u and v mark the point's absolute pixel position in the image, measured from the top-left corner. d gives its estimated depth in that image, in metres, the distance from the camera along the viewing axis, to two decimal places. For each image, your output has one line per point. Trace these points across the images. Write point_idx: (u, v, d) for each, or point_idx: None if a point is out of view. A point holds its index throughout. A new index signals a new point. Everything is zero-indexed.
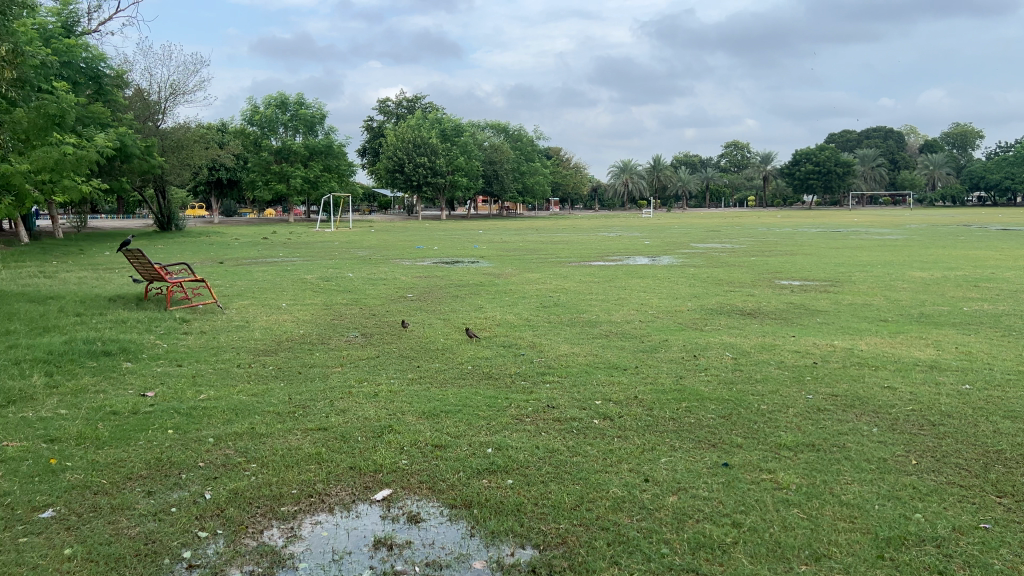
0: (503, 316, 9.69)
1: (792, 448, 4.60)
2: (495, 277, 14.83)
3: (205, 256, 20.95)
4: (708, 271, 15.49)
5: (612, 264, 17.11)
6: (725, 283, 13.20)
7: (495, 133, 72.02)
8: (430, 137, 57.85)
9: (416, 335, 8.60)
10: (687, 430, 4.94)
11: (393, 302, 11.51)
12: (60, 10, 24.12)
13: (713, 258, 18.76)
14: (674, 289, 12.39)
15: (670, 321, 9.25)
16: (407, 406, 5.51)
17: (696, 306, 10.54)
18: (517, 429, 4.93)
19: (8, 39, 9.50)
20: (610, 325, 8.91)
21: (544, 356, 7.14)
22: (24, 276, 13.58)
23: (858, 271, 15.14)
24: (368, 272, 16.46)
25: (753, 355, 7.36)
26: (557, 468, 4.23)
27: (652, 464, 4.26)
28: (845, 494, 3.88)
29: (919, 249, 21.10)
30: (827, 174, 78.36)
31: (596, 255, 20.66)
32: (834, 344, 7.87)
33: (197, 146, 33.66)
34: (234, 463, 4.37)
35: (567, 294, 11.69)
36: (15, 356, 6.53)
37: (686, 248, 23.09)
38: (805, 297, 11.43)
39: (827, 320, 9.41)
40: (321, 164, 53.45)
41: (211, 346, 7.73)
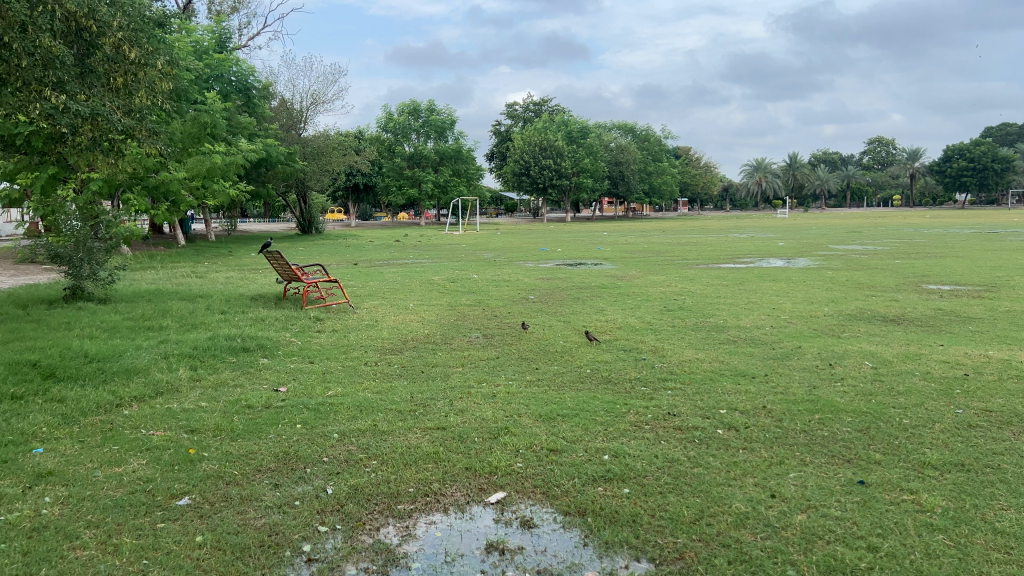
0: (625, 319, 9.53)
1: (938, 467, 4.23)
2: (620, 279, 14.64)
3: (341, 257, 21.87)
4: (847, 274, 14.66)
5: (743, 267, 16.50)
6: (865, 287, 12.43)
7: (622, 135, 71.38)
8: (558, 140, 57.99)
9: (537, 336, 8.59)
10: (818, 444, 4.65)
11: (516, 304, 11.57)
12: (214, 27, 25.90)
13: (852, 261, 17.76)
14: (809, 293, 11.79)
15: (803, 327, 8.79)
16: (524, 408, 5.49)
17: (832, 311, 9.97)
18: (635, 436, 4.80)
19: (167, 56, 10.28)
20: (737, 330, 8.57)
21: (667, 361, 6.94)
22: (179, 275, 14.64)
23: (1018, 275, 13.88)
24: (493, 274, 16.65)
25: (895, 364, 6.86)
26: (677, 479, 4.07)
27: (778, 480, 4.02)
28: (999, 522, 3.51)
29: None
30: (983, 171, 72.62)
31: (726, 256, 20.02)
32: (988, 355, 7.22)
33: (335, 153, 35.29)
34: (355, 459, 4.49)
35: (693, 297, 11.37)
36: (164, 350, 7.01)
37: (823, 250, 21.95)
38: (955, 303, 10.59)
39: (979, 328, 8.67)
40: (451, 169, 54.74)
41: (341, 344, 8.02)
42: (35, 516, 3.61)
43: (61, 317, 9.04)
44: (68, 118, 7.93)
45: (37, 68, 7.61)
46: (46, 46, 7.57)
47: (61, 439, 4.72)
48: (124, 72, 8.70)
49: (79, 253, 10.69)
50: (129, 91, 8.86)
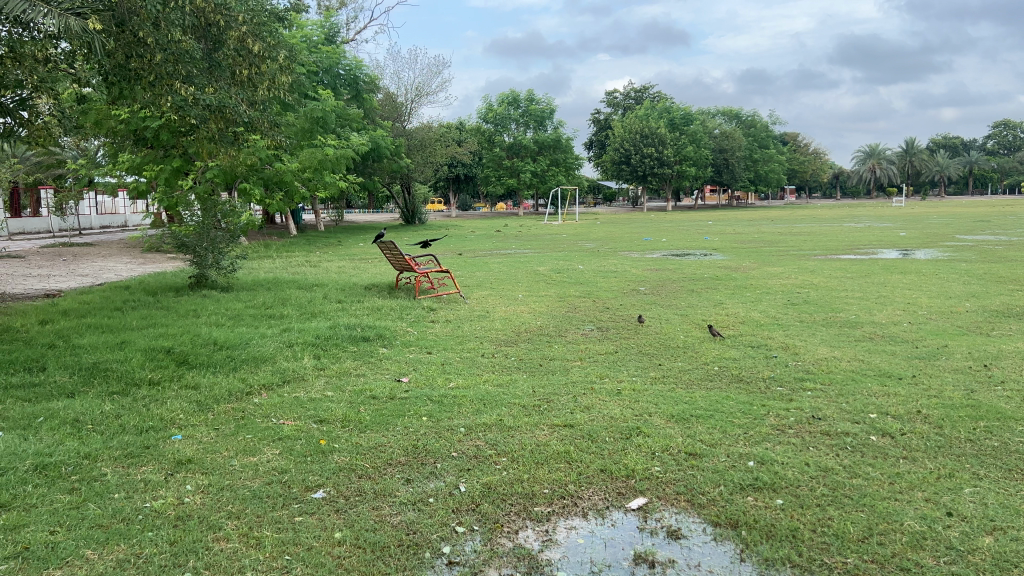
0: (747, 314, 9.06)
1: None
2: (733, 270, 14.08)
3: (446, 248, 22.02)
4: (985, 266, 13.58)
5: (865, 258, 15.54)
6: (1008, 281, 11.44)
7: (725, 121, 69.32)
8: (659, 127, 56.69)
9: (654, 330, 8.29)
10: (990, 455, 4.19)
11: (628, 296, 11.23)
12: (324, 22, 26.58)
13: (985, 251, 16.49)
14: (945, 287, 10.96)
15: (945, 324, 8.11)
16: (654, 407, 5.23)
17: (976, 306, 9.20)
18: (780, 440, 4.48)
19: (286, 47, 10.49)
20: (872, 327, 7.98)
21: (801, 359, 6.51)
22: (294, 264, 15.03)
23: None
24: (599, 265, 16.34)
25: None
26: (835, 491, 3.74)
27: (953, 495, 3.62)
28: None
29: None
30: None
31: (845, 247, 19.05)
32: None
33: (438, 144, 35.71)
34: (484, 455, 4.35)
35: (816, 290, 10.74)
36: (288, 338, 7.12)
37: (951, 240, 20.48)
38: None
39: None
40: (550, 158, 54.53)
41: (457, 335, 7.95)
42: (178, 504, 3.65)
43: (189, 305, 9.37)
44: (196, 111, 8.18)
45: (169, 63, 7.88)
46: (177, 42, 7.82)
47: (197, 426, 4.80)
48: (249, 65, 8.91)
49: (203, 242, 11.09)
50: (252, 84, 9.07)
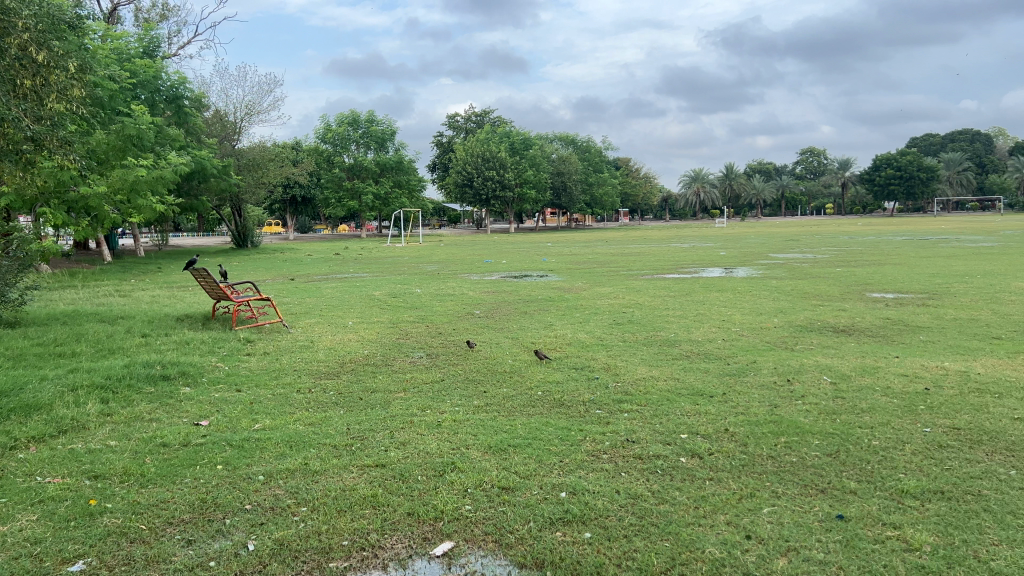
0: (575, 335, 9.12)
1: (916, 495, 3.84)
2: (566, 291, 14.30)
3: (278, 273, 21.07)
4: (793, 283, 14.56)
5: (688, 277, 16.32)
6: (811, 297, 12.28)
7: (563, 146, 71.66)
8: (500, 151, 57.53)
9: (483, 355, 8.15)
10: (789, 471, 4.29)
11: (461, 320, 11.07)
12: (140, 34, 24.89)
13: (794, 270, 17.78)
14: (757, 303, 11.63)
15: (755, 340, 8.49)
16: (472, 439, 5.03)
17: (783, 322, 9.75)
18: (594, 468, 4.41)
19: (81, 57, 9.56)
20: (689, 345, 8.20)
21: (621, 380, 6.58)
22: (100, 295, 13.77)
23: (956, 282, 13.94)
24: (436, 288, 16.15)
25: (854, 378, 6.49)
26: (642, 520, 3.69)
27: (752, 517, 3.66)
28: (994, 561, 3.14)
29: (1020, 258, 19.47)
30: (910, 180, 75.30)
31: (672, 266, 19.94)
32: (944, 366, 6.81)
33: (272, 164, 34.32)
34: (282, 506, 3.98)
35: (642, 310, 11.03)
36: (72, 380, 6.36)
37: (765, 259, 21.95)
38: (902, 312, 10.34)
39: (929, 337, 8.39)
40: (392, 180, 53.88)
41: (272, 369, 7.44)
42: None
43: None
44: None
45: None
46: None
47: None
48: (32, 76, 8.00)
49: None
50: (37, 97, 8.15)
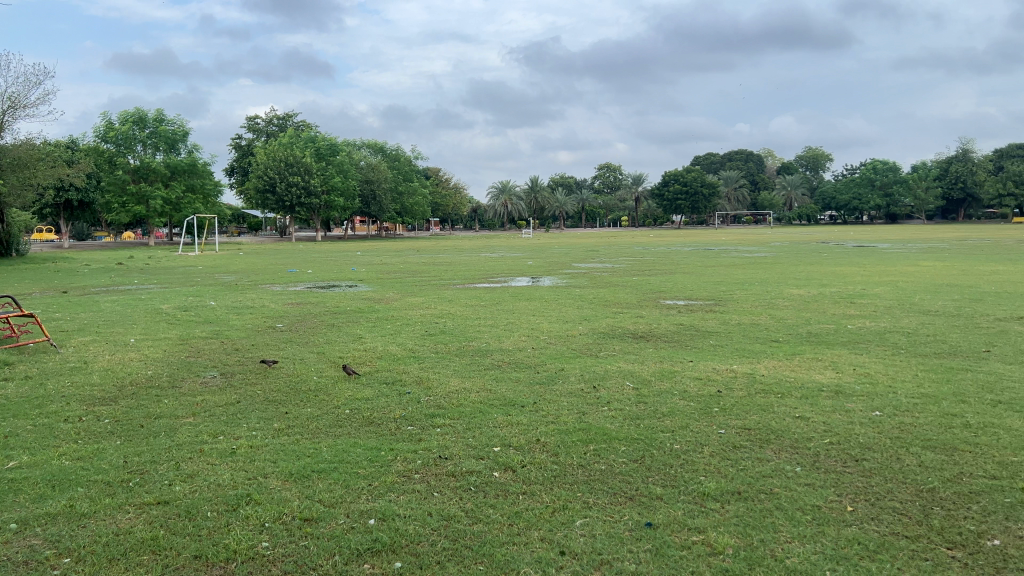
0: (384, 348, 8.83)
1: (718, 497, 3.95)
2: (375, 302, 13.93)
3: (48, 285, 18.85)
4: (595, 291, 15.15)
5: (496, 286, 16.53)
6: (612, 305, 12.78)
7: (371, 154, 70.73)
8: (304, 156, 55.64)
9: (285, 372, 7.64)
10: (599, 479, 4.29)
11: (262, 334, 10.39)
12: None
13: (595, 279, 18.48)
14: (563, 311, 11.93)
15: (562, 348, 8.56)
16: (271, 466, 4.63)
17: (588, 329, 10.02)
18: (404, 490, 4.18)
19: None
20: (500, 354, 8.11)
21: (433, 393, 6.39)
22: None
23: (738, 290, 15.13)
24: (234, 300, 15.12)
25: (654, 383, 6.72)
26: (455, 543, 3.52)
27: (566, 531, 3.59)
28: (789, 559, 3.27)
29: (789, 267, 21.59)
30: (695, 195, 81.88)
31: (481, 275, 20.13)
32: (733, 368, 7.26)
33: (41, 164, 30.81)
34: (38, 560, 3.39)
35: (452, 320, 10.91)
36: None
37: (569, 268, 22.70)
38: (693, 318, 11.01)
39: (719, 341, 8.94)
40: (184, 184, 50.36)
41: (34, 397, 6.50)
42: None
43: None
44: None
45: None
46: None
47: None
48: None
49: None
50: None
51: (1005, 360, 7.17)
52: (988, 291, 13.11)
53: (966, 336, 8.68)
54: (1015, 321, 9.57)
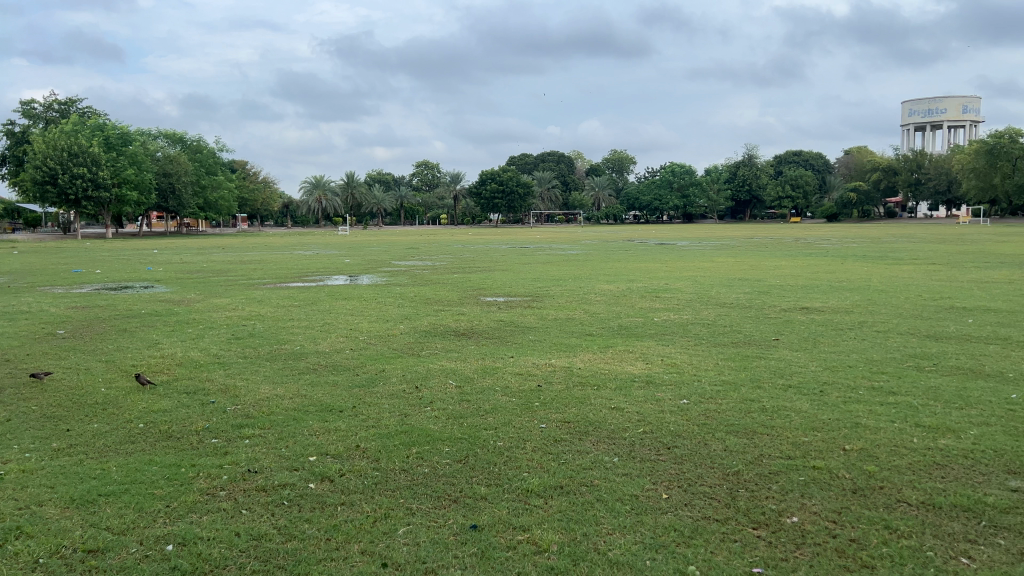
0: (186, 354, 8.13)
1: (541, 492, 3.92)
2: (175, 304, 12.87)
3: None
4: (415, 289, 14.93)
5: (310, 285, 15.85)
6: (432, 303, 12.64)
7: (170, 145, 65.78)
8: (91, 146, 50.62)
9: (67, 385, 6.81)
10: (422, 481, 4.11)
11: (38, 343, 9.23)
12: None
13: (414, 277, 18.23)
14: (382, 309, 11.62)
15: (382, 348, 8.10)
16: (48, 493, 4.06)
17: (408, 326, 9.80)
18: (209, 509, 3.81)
19: None
20: (316, 356, 7.67)
21: (240, 402, 5.92)
22: None
23: (554, 286, 15.52)
24: (3, 305, 13.37)
25: (477, 380, 6.55)
26: (267, 565, 3.24)
27: (388, 541, 3.41)
28: (611, 551, 3.29)
29: (600, 264, 22.48)
30: (510, 194, 83.69)
31: (294, 274, 19.27)
32: (551, 363, 7.37)
33: None
34: None
35: (263, 323, 10.27)
36: None
37: (387, 266, 22.32)
38: (512, 314, 11.13)
39: (538, 336, 9.06)
40: None
41: None
42: None
43: None
44: None
45: None
46: None
47: None
48: None
49: None
50: None
51: (791, 346, 7.84)
52: (773, 284, 14.36)
53: (757, 326, 9.42)
54: (799, 311, 10.53)
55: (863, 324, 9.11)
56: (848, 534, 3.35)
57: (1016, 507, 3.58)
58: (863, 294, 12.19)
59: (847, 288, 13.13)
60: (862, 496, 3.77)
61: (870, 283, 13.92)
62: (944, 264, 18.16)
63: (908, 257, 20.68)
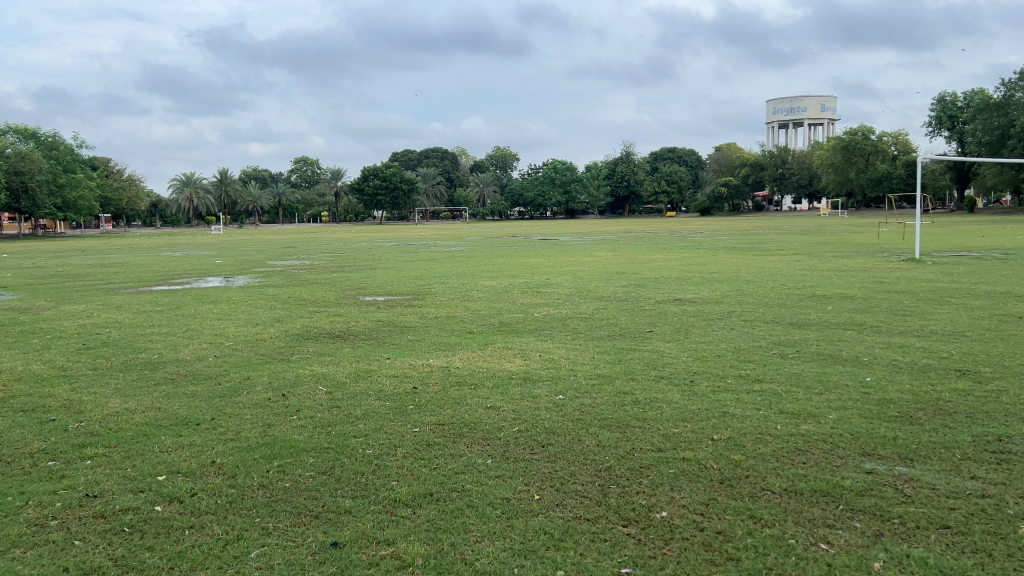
0: (28, 367, 7.42)
1: (409, 501, 3.74)
2: (20, 313, 11.80)
3: None
4: (290, 291, 14.34)
5: (176, 289, 14.93)
6: (307, 304, 12.17)
7: (20, 140, 60.62)
8: None
9: None
10: (283, 497, 3.83)
11: None
12: None
13: (290, 277, 17.54)
14: (253, 312, 11.07)
15: (249, 354, 7.66)
16: None
17: (280, 329, 9.36)
18: (36, 543, 3.42)
19: None
20: (175, 365, 7.16)
21: (85, 419, 5.41)
22: None
23: (435, 284, 15.29)
24: None
25: (349, 385, 6.24)
26: None
27: (239, 566, 3.15)
28: (478, 561, 3.15)
29: (482, 260, 22.43)
30: (394, 190, 82.44)
31: (159, 277, 18.13)
32: (428, 363, 7.18)
33: None
34: None
35: (119, 330, 9.55)
36: None
37: (262, 266, 21.42)
38: (391, 313, 10.84)
39: (416, 336, 8.84)
40: None
41: None
42: None
43: None
44: None
45: None
46: None
47: None
48: None
49: None
50: None
51: (665, 338, 7.98)
52: (649, 277, 14.71)
53: (633, 318, 9.57)
54: (672, 303, 10.79)
55: (732, 314, 9.41)
56: (714, 527, 3.36)
57: (871, 489, 3.70)
58: (732, 284, 12.66)
59: (717, 279, 13.59)
60: (729, 487, 3.80)
61: (739, 274, 14.47)
62: (806, 253, 19.15)
63: (774, 248, 21.70)
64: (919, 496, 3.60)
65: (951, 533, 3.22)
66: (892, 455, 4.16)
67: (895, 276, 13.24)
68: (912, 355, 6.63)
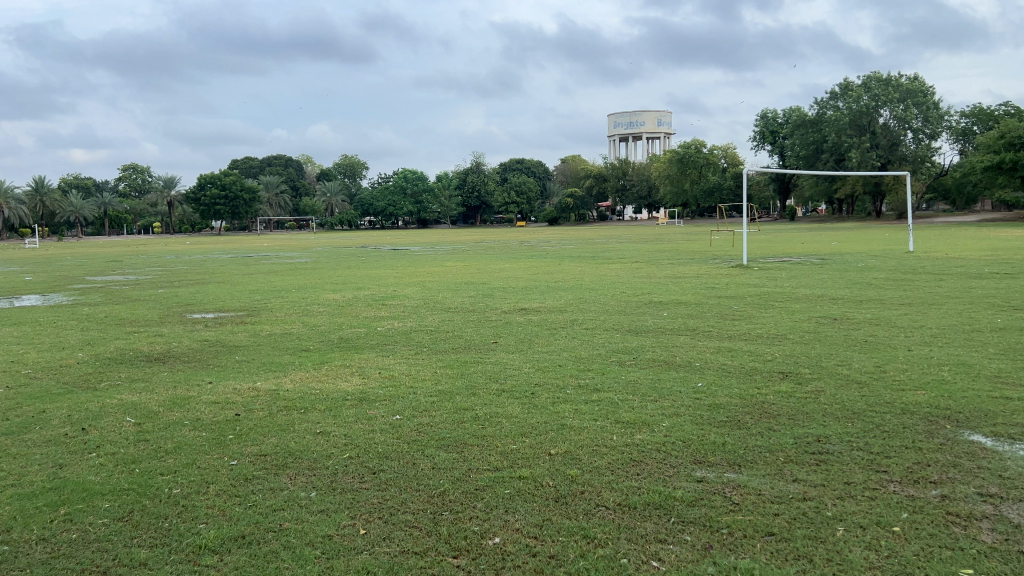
0: None
1: (218, 547, 3.36)
2: None
3: None
4: (108, 309, 13.13)
5: None
6: (127, 323, 11.17)
7: None
8: None
9: None
10: (66, 552, 3.34)
11: None
12: None
13: (111, 294, 16.12)
14: (62, 335, 10.00)
15: (48, 383, 6.82)
16: None
17: (91, 353, 8.48)
18: None
19: None
20: None
21: None
22: None
23: (273, 298, 14.54)
24: None
25: (162, 414, 5.66)
26: None
27: None
28: None
29: (326, 271, 21.74)
30: (234, 200, 78.54)
31: None
32: (256, 386, 6.68)
33: None
34: None
35: None
36: None
37: (77, 283, 19.61)
38: (221, 332, 10.14)
39: (245, 356, 8.26)
40: None
41: None
42: None
43: None
44: None
45: None
46: None
47: None
48: None
49: None
50: None
51: (508, 349, 7.89)
52: (495, 287, 14.71)
53: (477, 330, 9.44)
54: (517, 312, 10.77)
55: (574, 323, 9.49)
56: (547, 550, 3.23)
57: (702, 498, 3.70)
58: (575, 293, 12.86)
59: (561, 287, 13.76)
60: (564, 505, 3.69)
61: (582, 282, 14.75)
62: (645, 261, 19.91)
63: (615, 256, 22.42)
64: (746, 503, 3.63)
65: (775, 540, 3.25)
66: (720, 462, 4.21)
67: (725, 281, 13.95)
68: (740, 359, 6.88)
